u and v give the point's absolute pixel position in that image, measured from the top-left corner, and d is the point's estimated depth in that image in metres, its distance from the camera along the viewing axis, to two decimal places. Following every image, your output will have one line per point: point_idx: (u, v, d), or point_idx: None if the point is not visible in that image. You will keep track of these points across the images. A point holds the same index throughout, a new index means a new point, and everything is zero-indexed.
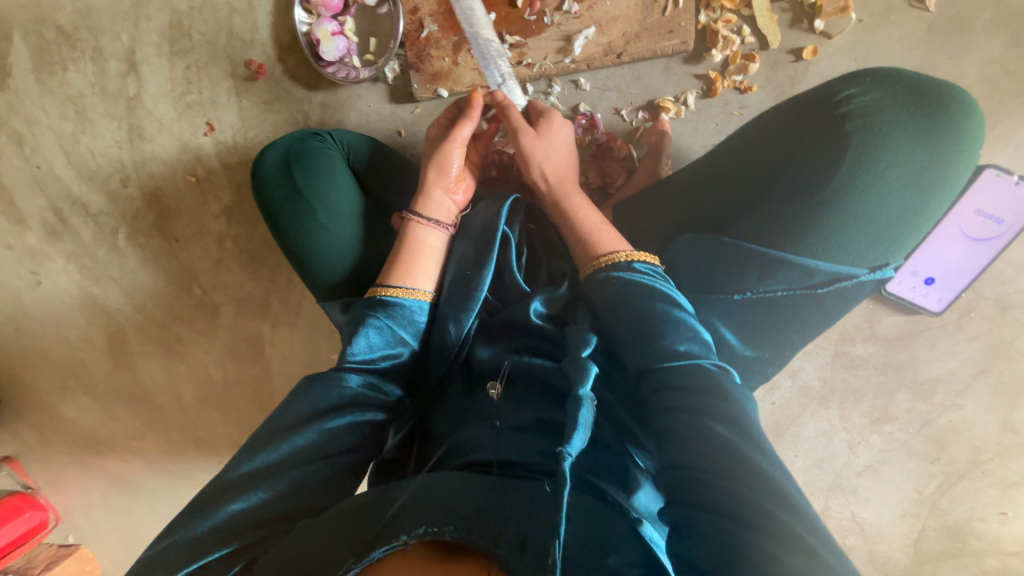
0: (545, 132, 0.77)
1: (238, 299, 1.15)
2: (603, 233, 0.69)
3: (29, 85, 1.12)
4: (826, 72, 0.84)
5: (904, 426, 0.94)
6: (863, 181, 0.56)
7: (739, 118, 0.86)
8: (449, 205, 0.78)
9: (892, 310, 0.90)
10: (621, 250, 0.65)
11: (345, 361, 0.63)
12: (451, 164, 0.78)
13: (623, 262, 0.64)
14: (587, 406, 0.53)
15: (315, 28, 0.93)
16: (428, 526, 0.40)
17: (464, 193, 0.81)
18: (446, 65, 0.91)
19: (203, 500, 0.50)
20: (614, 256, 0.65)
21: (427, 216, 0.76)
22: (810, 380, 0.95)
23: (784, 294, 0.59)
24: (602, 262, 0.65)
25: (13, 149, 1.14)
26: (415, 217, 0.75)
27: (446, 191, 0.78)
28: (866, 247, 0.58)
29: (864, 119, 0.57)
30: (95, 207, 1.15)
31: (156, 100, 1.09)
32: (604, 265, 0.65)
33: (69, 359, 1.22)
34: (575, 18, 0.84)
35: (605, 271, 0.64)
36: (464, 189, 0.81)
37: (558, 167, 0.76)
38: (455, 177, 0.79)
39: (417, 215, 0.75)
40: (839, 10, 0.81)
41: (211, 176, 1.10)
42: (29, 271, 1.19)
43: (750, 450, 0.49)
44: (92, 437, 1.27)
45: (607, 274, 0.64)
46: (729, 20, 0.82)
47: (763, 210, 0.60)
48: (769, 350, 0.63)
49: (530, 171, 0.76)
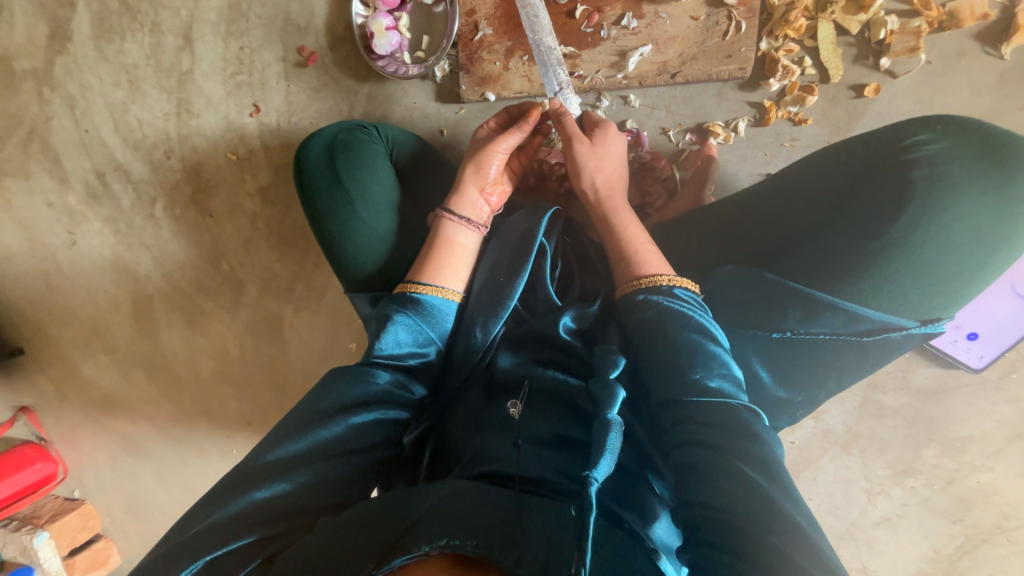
0: (600, 143, 0.76)
1: (264, 279, 1.16)
2: (646, 253, 0.67)
3: (87, 51, 1.15)
4: (886, 111, 0.82)
5: (928, 481, 0.91)
6: (924, 231, 0.56)
7: (790, 150, 0.84)
8: (481, 207, 0.78)
9: (928, 361, 0.88)
10: (663, 275, 0.63)
11: (372, 355, 0.63)
12: (490, 166, 0.77)
13: (663, 287, 0.62)
14: (615, 431, 0.52)
15: (371, 21, 0.94)
16: (450, 538, 0.40)
17: (497, 196, 0.80)
18: (496, 69, 0.91)
19: (229, 485, 0.51)
20: (655, 279, 0.63)
21: (460, 214, 0.75)
22: (833, 423, 0.93)
23: (826, 337, 0.58)
24: (642, 284, 0.63)
25: (65, 111, 1.17)
26: (451, 216, 0.75)
27: (481, 193, 0.78)
28: (918, 299, 0.57)
29: (931, 167, 0.56)
30: (137, 175, 1.17)
31: (207, 77, 1.11)
32: (644, 287, 0.63)
33: (95, 320, 1.25)
34: (632, 34, 0.84)
35: (644, 293, 0.62)
36: (499, 193, 0.80)
37: (608, 179, 0.75)
38: (492, 179, 0.78)
39: (449, 213, 0.75)
40: (908, 50, 0.79)
41: (251, 156, 1.12)
42: (67, 230, 1.22)
43: (781, 498, 0.47)
44: (109, 398, 1.29)
45: (647, 297, 0.62)
46: (791, 49, 0.81)
47: (814, 250, 0.60)
48: (804, 394, 0.61)
49: (581, 181, 0.75)
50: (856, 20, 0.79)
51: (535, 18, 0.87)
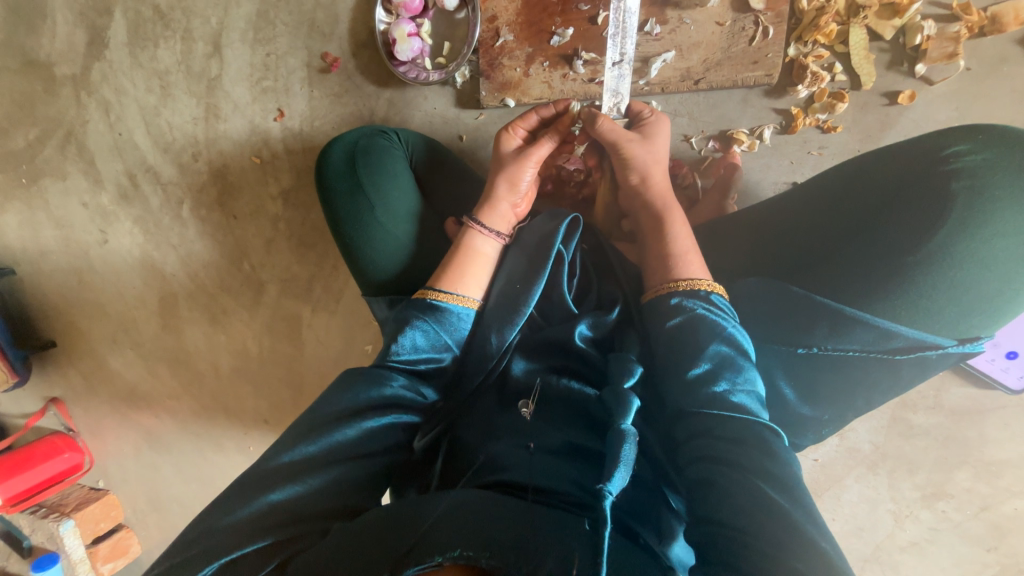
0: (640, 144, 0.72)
1: (283, 280, 1.18)
2: (689, 257, 0.65)
3: (122, 57, 1.19)
4: (921, 120, 0.79)
5: (961, 506, 0.87)
6: (962, 247, 0.53)
7: (817, 158, 0.82)
8: (511, 217, 0.78)
9: (963, 380, 0.84)
10: (702, 279, 0.62)
11: (388, 359, 0.63)
12: (522, 180, 0.77)
13: (702, 292, 0.60)
14: (630, 441, 0.51)
15: (393, 27, 0.95)
16: (463, 549, 0.39)
17: (526, 205, 0.82)
18: (516, 75, 0.91)
19: (244, 487, 0.52)
20: (694, 282, 0.61)
21: (488, 225, 0.75)
22: (859, 442, 0.89)
23: (856, 354, 0.55)
24: (679, 287, 0.61)
25: (100, 115, 1.22)
26: (475, 225, 0.75)
27: (512, 205, 0.78)
28: (954, 318, 0.55)
29: (972, 180, 0.54)
30: (166, 177, 1.21)
31: (234, 83, 1.14)
32: (681, 289, 0.61)
33: (123, 315, 1.29)
34: (655, 40, 0.82)
35: (680, 296, 0.61)
36: (528, 201, 0.82)
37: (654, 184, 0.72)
38: (523, 191, 0.78)
39: (477, 225, 0.75)
40: (946, 56, 0.76)
41: (274, 160, 1.14)
42: (99, 229, 1.26)
43: (804, 521, 0.45)
44: (133, 391, 1.33)
45: (683, 301, 0.60)
46: (821, 55, 0.79)
47: (846, 265, 0.57)
48: (830, 412, 0.59)
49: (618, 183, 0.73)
50: (890, 25, 0.77)
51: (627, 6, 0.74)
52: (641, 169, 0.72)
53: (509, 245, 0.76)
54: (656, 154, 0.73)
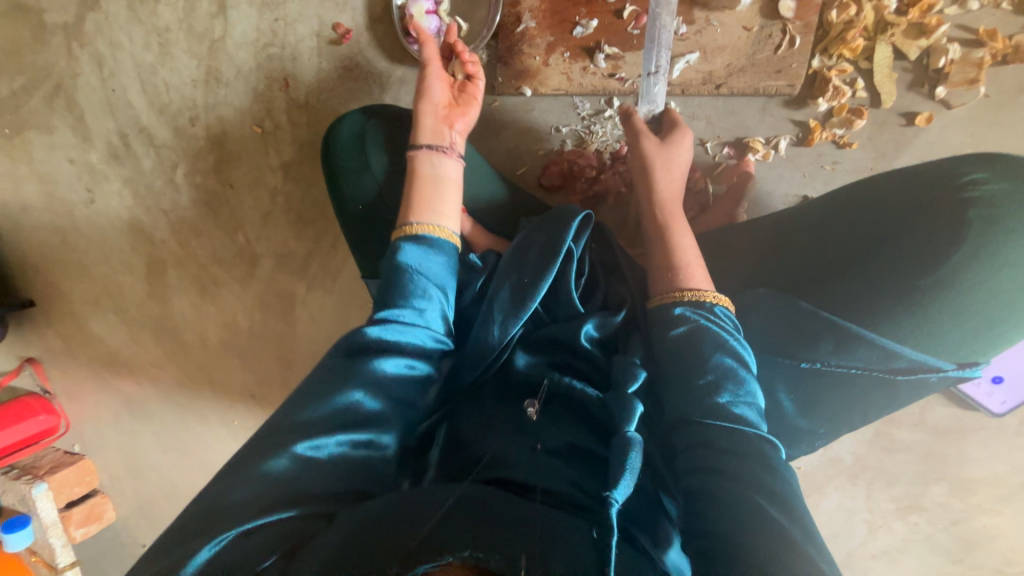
0: (674, 149, 0.74)
1: (280, 255, 1.16)
2: (694, 268, 0.64)
3: (120, 9, 1.13)
4: (935, 143, 0.80)
5: (933, 519, 0.90)
6: (973, 276, 0.54)
7: (830, 173, 0.82)
8: (448, 131, 0.76)
9: (947, 401, 0.86)
10: (707, 291, 0.62)
11: (368, 343, 0.59)
12: (431, 92, 0.78)
13: (707, 304, 0.60)
14: (636, 450, 0.52)
15: (411, 4, 0.92)
16: (474, 550, 0.39)
17: (463, 124, 0.79)
18: (535, 64, 0.88)
19: (247, 458, 0.51)
20: (700, 294, 0.61)
21: (431, 145, 0.74)
22: (842, 453, 0.91)
23: (858, 372, 0.56)
24: (684, 297, 0.61)
25: (93, 68, 1.16)
26: (421, 148, 0.74)
27: (447, 123, 0.77)
28: (958, 343, 0.56)
29: (989, 210, 0.54)
30: (160, 139, 1.16)
31: (239, 47, 1.09)
32: (687, 301, 0.61)
33: (108, 279, 1.25)
34: (681, 39, 0.81)
35: (685, 307, 0.60)
36: (465, 122, 0.79)
37: (673, 190, 0.72)
38: (442, 104, 0.78)
39: (413, 146, 0.74)
40: (967, 81, 0.77)
41: (277, 131, 1.10)
42: (86, 188, 1.21)
43: (801, 537, 0.46)
44: (114, 357, 1.30)
45: (686, 311, 0.59)
46: (844, 70, 0.78)
47: (855, 283, 0.58)
48: (825, 426, 0.60)
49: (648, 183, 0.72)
50: (916, 45, 0.77)
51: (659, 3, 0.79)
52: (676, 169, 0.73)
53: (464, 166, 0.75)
54: (680, 159, 0.74)
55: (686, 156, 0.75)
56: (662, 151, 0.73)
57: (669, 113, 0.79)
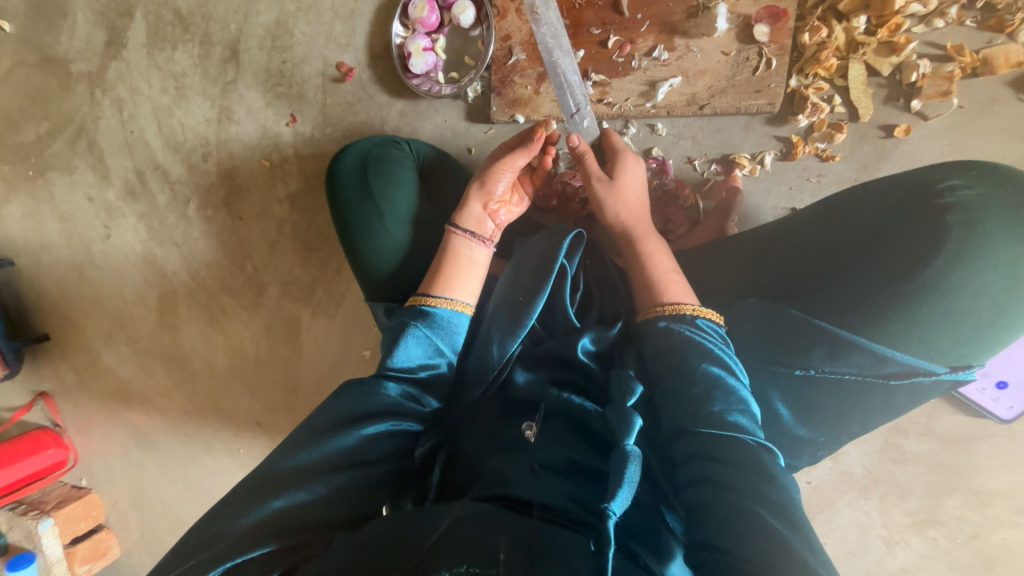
0: (619, 177, 0.76)
1: (286, 282, 1.19)
2: (670, 281, 0.67)
3: (140, 58, 1.21)
4: (916, 153, 0.82)
5: (951, 534, 0.87)
6: (957, 279, 0.55)
7: (816, 185, 0.85)
8: (489, 222, 0.79)
9: (954, 408, 0.85)
10: (687, 303, 0.63)
11: (385, 368, 0.64)
12: (497, 184, 0.79)
13: (687, 316, 0.62)
14: (634, 462, 0.52)
15: (409, 42, 0.98)
16: (469, 565, 0.39)
17: (505, 214, 0.82)
18: (526, 93, 0.94)
19: (245, 494, 0.52)
20: (679, 307, 0.63)
21: (465, 228, 0.77)
22: (852, 465, 0.90)
23: (852, 378, 0.56)
24: (665, 311, 0.63)
25: (113, 112, 1.24)
26: (455, 228, 0.76)
27: (487, 210, 0.79)
28: (948, 346, 0.56)
29: (966, 214, 0.56)
30: (174, 176, 1.22)
31: (249, 88, 1.16)
32: (667, 314, 0.63)
33: (121, 311, 1.29)
34: (663, 65, 0.85)
35: (667, 320, 0.62)
36: (506, 211, 0.82)
37: (641, 207, 0.76)
38: (498, 196, 0.80)
39: (455, 227, 0.76)
40: (940, 94, 0.80)
41: (284, 164, 1.16)
42: (103, 224, 1.27)
43: (802, 548, 0.46)
44: (125, 388, 1.32)
45: (668, 325, 0.62)
46: (821, 87, 0.82)
47: (842, 290, 0.59)
48: (825, 434, 0.60)
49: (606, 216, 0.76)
50: (888, 62, 0.80)
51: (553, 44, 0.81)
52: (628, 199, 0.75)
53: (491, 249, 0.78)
54: (629, 187, 0.76)
55: (638, 179, 0.77)
56: (611, 186, 0.76)
57: (608, 136, 0.81)
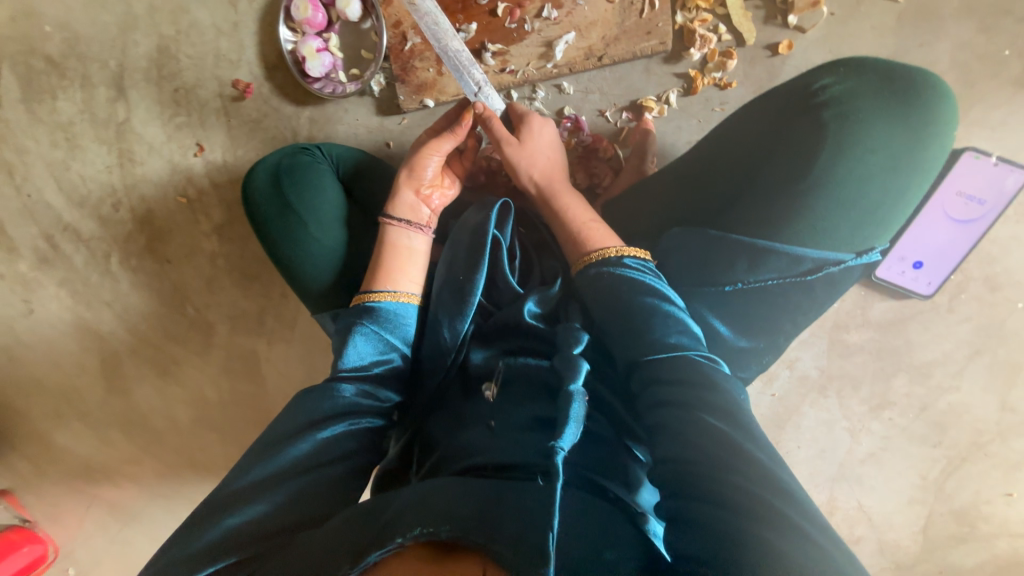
0: (527, 139, 0.77)
1: (233, 317, 1.15)
2: (592, 227, 0.69)
3: (18, 114, 1.13)
4: (803, 65, 0.86)
5: (904, 411, 0.94)
6: (845, 169, 0.58)
7: (721, 114, 0.88)
8: (423, 207, 0.78)
9: (882, 295, 0.92)
10: (613, 246, 0.66)
11: (338, 370, 0.64)
12: (425, 167, 0.79)
13: (613, 258, 0.64)
14: (579, 400, 0.54)
15: (301, 45, 0.95)
16: (424, 527, 0.40)
17: (439, 198, 0.81)
18: (430, 75, 0.93)
19: (200, 516, 0.50)
20: (605, 251, 0.65)
21: (400, 217, 0.76)
22: (808, 370, 0.95)
23: (774, 282, 0.60)
24: (592, 258, 0.65)
25: (3, 178, 1.14)
26: (389, 219, 0.76)
27: (420, 195, 0.78)
28: (851, 234, 0.59)
29: (841, 107, 0.59)
30: (87, 232, 1.15)
31: (145, 124, 1.10)
32: (595, 261, 0.65)
33: (64, 386, 1.21)
34: (555, 23, 0.86)
35: (596, 266, 0.64)
36: (440, 194, 0.81)
37: (555, 166, 0.78)
38: (429, 181, 0.79)
39: (390, 217, 0.76)
40: (811, 4, 0.84)
41: (202, 196, 1.11)
42: (22, 299, 1.18)
43: (746, 442, 0.50)
44: (88, 464, 1.25)
45: (599, 270, 0.64)
46: (705, 19, 0.85)
47: (748, 202, 0.62)
48: (764, 340, 0.64)
49: (518, 176, 0.76)
50: None
51: (436, 25, 0.76)
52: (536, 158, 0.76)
53: (431, 237, 0.77)
54: (537, 149, 0.77)
55: (548, 137, 0.79)
56: (522, 149, 0.76)
57: (515, 109, 0.82)
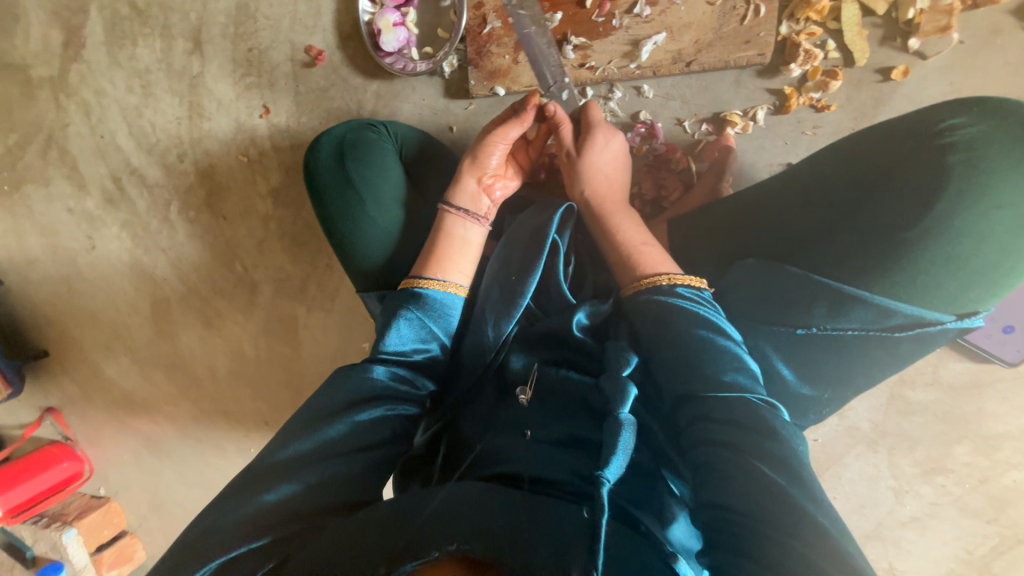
0: (588, 151, 0.75)
1: (277, 280, 1.17)
2: (645, 251, 0.66)
3: (100, 57, 1.16)
4: (915, 96, 0.79)
5: (960, 480, 0.88)
6: (961, 222, 0.52)
7: (811, 138, 0.81)
8: (484, 198, 0.76)
9: (960, 355, 0.84)
10: (664, 273, 0.62)
11: (378, 351, 0.63)
12: (490, 156, 0.77)
13: (665, 286, 0.61)
14: (628, 429, 0.51)
15: (378, 17, 0.93)
16: (461, 542, 0.38)
17: (501, 189, 0.79)
18: (505, 63, 0.89)
19: (240, 486, 0.51)
20: (656, 278, 0.62)
21: (460, 207, 0.74)
22: (859, 420, 0.90)
23: (855, 333, 0.55)
24: (643, 285, 0.62)
25: (81, 117, 1.19)
26: (449, 207, 0.74)
27: (482, 184, 0.77)
28: (955, 294, 0.54)
29: (968, 152, 0.53)
30: (152, 179, 1.18)
31: (217, 80, 1.11)
32: (645, 287, 0.62)
33: (116, 322, 1.28)
34: (645, 22, 0.81)
35: (645, 294, 0.62)
36: (502, 185, 0.79)
37: (602, 187, 0.75)
38: (492, 170, 0.77)
39: (450, 206, 0.74)
40: (940, 29, 0.75)
41: (262, 158, 1.12)
42: (86, 235, 1.24)
43: (804, 500, 0.45)
44: (129, 397, 1.32)
45: (648, 298, 0.61)
46: (814, 33, 0.78)
47: (841, 243, 0.57)
48: (829, 391, 0.59)
49: (572, 192, 0.76)
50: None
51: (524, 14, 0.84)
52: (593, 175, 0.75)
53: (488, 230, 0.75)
54: (597, 164, 0.75)
55: (612, 151, 0.76)
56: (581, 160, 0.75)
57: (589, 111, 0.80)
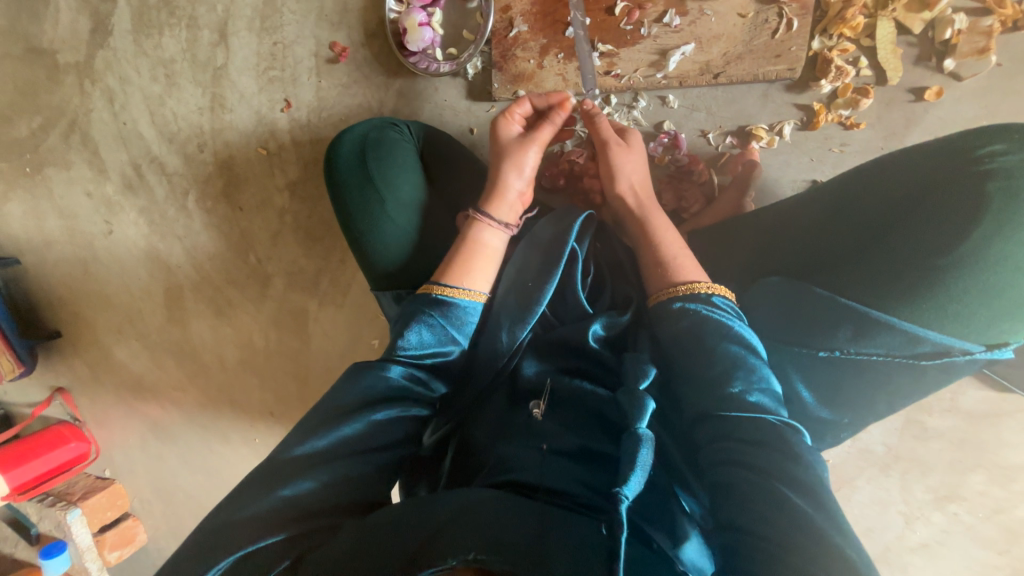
0: (634, 143, 0.77)
1: (291, 273, 1.17)
2: (682, 260, 0.65)
3: (126, 44, 1.17)
4: (948, 117, 0.77)
5: (974, 509, 0.86)
6: (997, 251, 0.51)
7: (838, 156, 0.80)
8: (521, 205, 0.78)
9: (980, 383, 0.83)
10: (702, 282, 0.61)
11: (395, 353, 0.61)
12: (526, 164, 0.76)
13: (702, 294, 0.60)
14: (646, 445, 0.51)
15: (404, 17, 0.93)
16: (477, 553, 0.38)
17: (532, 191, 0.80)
18: (529, 67, 0.89)
19: (254, 481, 0.51)
20: (693, 285, 0.61)
21: (496, 217, 0.74)
22: (872, 443, 0.89)
23: (880, 359, 0.54)
24: (679, 291, 0.61)
25: (104, 103, 1.20)
26: (485, 219, 0.73)
27: (522, 194, 0.77)
28: (986, 324, 0.53)
29: (1009, 180, 0.52)
30: (171, 167, 1.19)
31: (241, 72, 1.12)
32: (681, 294, 0.61)
33: (129, 307, 1.29)
34: (674, 32, 0.81)
35: (681, 301, 0.60)
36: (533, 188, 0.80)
37: (642, 183, 0.76)
38: (529, 177, 0.78)
39: (488, 219, 0.73)
40: (977, 51, 0.74)
41: (281, 151, 1.12)
42: (104, 219, 1.25)
43: (828, 528, 0.44)
44: (139, 382, 1.33)
45: (685, 305, 0.59)
46: (846, 49, 0.77)
47: (870, 268, 0.56)
48: (850, 415, 0.58)
49: (617, 185, 0.74)
50: (920, 18, 0.75)
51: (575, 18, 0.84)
52: (639, 167, 0.76)
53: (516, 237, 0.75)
54: (639, 158, 0.77)
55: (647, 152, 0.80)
56: (629, 152, 0.76)
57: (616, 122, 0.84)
